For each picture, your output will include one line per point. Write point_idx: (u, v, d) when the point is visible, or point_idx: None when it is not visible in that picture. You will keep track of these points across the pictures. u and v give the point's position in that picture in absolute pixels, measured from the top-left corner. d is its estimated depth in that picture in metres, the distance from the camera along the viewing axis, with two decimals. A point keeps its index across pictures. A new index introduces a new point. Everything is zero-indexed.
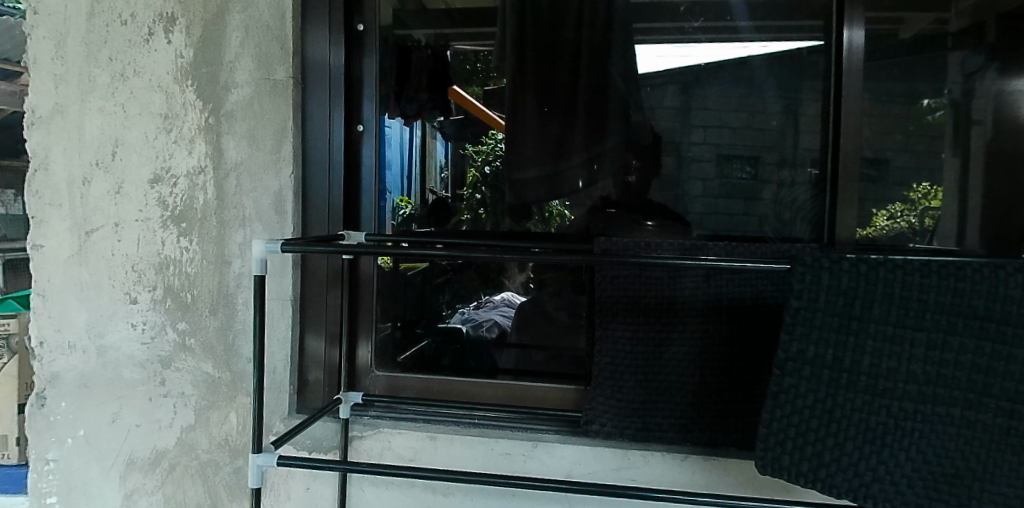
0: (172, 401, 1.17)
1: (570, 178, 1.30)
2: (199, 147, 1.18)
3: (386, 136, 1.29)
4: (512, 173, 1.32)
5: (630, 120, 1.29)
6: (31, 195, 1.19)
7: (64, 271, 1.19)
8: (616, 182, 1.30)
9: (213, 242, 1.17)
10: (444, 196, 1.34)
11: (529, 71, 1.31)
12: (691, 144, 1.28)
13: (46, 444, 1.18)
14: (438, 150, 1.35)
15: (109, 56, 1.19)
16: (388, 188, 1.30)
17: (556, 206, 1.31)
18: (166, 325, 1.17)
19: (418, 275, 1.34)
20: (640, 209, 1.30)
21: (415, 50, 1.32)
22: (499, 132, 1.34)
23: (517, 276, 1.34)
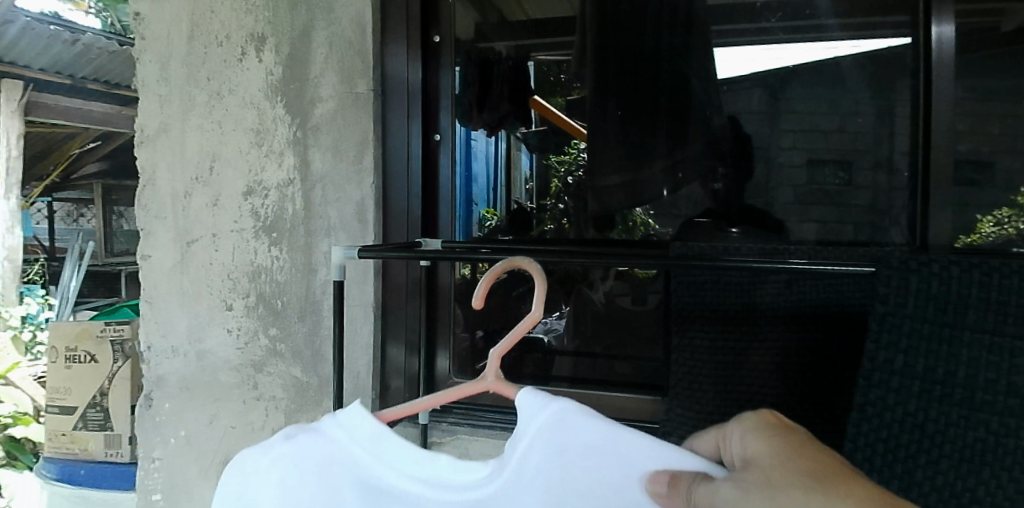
0: (265, 404, 1.22)
1: (651, 185, 1.24)
2: (288, 160, 1.23)
3: (472, 149, 1.32)
4: (593, 180, 1.27)
5: (710, 125, 1.22)
6: (140, 208, 1.28)
7: (168, 279, 1.27)
8: (701, 189, 1.23)
9: (301, 251, 1.22)
10: (528, 206, 1.31)
11: (608, 72, 1.25)
12: (780, 150, 1.21)
13: (152, 443, 1.26)
14: (522, 163, 1.31)
15: (207, 76, 1.26)
16: (473, 200, 1.32)
17: (640, 214, 1.26)
18: (259, 331, 1.22)
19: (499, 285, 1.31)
20: (726, 214, 1.22)
21: (497, 61, 1.32)
22: (581, 141, 1.28)
23: (600, 286, 1.27)
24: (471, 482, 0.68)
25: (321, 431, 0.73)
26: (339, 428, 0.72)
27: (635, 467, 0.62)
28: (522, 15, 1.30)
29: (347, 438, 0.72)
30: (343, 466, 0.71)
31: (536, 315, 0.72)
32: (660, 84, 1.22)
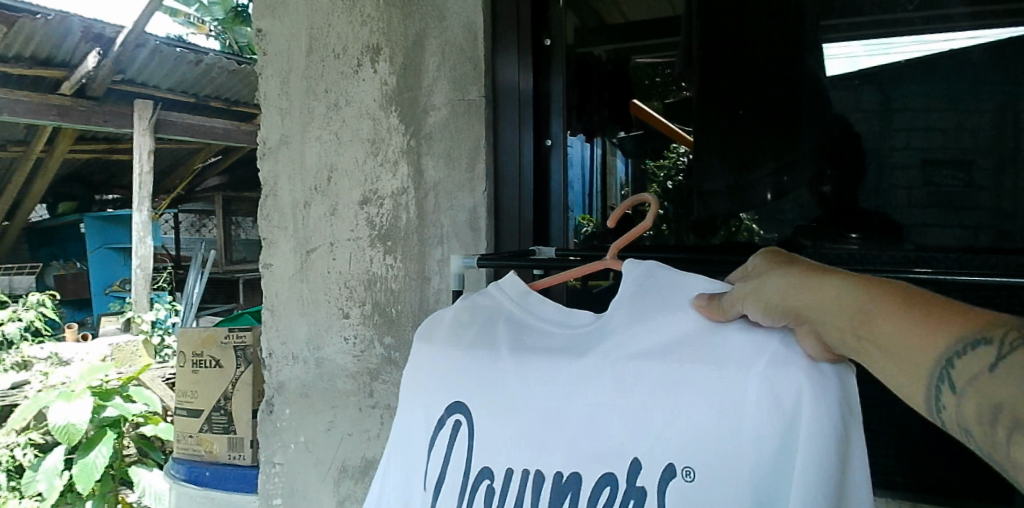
0: (379, 413, 1.22)
1: (759, 189, 1.12)
2: (403, 169, 1.23)
3: (571, 155, 1.26)
4: (694, 184, 1.18)
5: (825, 120, 1.08)
6: (263, 219, 1.33)
7: (289, 287, 1.30)
8: (809, 194, 1.09)
9: (415, 259, 1.22)
10: (625, 212, 1.24)
11: (715, 73, 1.14)
12: (893, 149, 1.04)
13: (273, 448, 1.29)
14: (617, 169, 1.24)
15: (325, 89, 1.29)
16: (570, 205, 1.25)
17: (743, 221, 1.14)
18: (374, 339, 1.23)
19: (604, 291, 1.26)
20: (842, 220, 1.07)
21: (597, 66, 1.25)
22: (682, 146, 1.19)
23: None
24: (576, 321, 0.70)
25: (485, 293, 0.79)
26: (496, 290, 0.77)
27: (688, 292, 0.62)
28: (621, 18, 1.22)
29: (506, 298, 0.77)
30: (496, 315, 0.76)
31: (647, 225, 0.70)
32: (773, 87, 1.10)
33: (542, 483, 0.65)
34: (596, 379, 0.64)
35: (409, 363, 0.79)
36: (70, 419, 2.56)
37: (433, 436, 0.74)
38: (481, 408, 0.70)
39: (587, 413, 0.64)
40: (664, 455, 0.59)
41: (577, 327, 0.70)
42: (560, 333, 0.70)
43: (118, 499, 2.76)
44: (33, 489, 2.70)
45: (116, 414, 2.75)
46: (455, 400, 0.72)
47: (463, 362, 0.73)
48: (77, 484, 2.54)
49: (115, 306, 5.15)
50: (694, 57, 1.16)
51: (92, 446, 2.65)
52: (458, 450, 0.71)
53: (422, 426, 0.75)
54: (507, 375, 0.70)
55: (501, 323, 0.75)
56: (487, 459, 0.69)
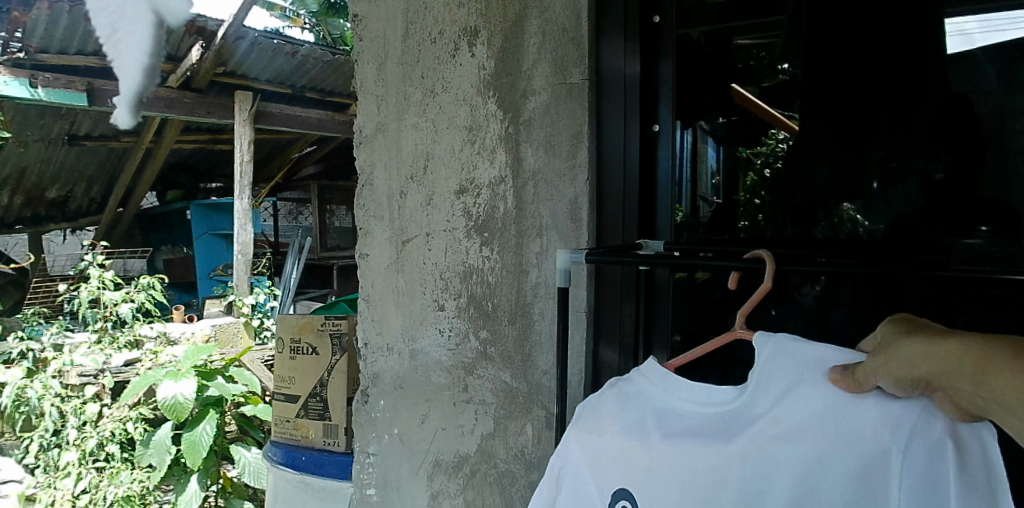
0: (474, 408, 1.19)
1: (863, 175, 1.04)
2: (501, 157, 1.18)
3: (678, 144, 1.16)
4: (792, 168, 1.10)
5: (949, 100, 0.97)
6: (359, 208, 1.32)
7: (383, 276, 1.28)
8: (921, 183, 1.00)
9: (512, 251, 1.17)
10: (715, 202, 1.16)
11: (834, 50, 1.03)
12: (1018, 133, 0.93)
13: (368, 438, 1.29)
14: (709, 156, 1.16)
15: (422, 74, 1.26)
16: (665, 197, 1.17)
17: (847, 211, 1.05)
18: (470, 333, 1.20)
19: (704, 286, 1.19)
20: (964, 212, 0.97)
21: (694, 48, 1.15)
22: (783, 132, 1.10)
23: (810, 291, 1.08)
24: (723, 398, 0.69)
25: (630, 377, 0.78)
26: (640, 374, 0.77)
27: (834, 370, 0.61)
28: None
29: (645, 381, 0.76)
30: (640, 399, 0.76)
31: (766, 286, 0.71)
32: (905, 62, 0.99)
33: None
34: (749, 461, 0.65)
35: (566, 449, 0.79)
36: (179, 396, 2.72)
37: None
38: (649, 482, 0.72)
39: (746, 495, 0.65)
40: None
41: (722, 404, 0.69)
42: (703, 410, 0.70)
43: (221, 474, 2.92)
44: (147, 460, 2.90)
45: (219, 393, 2.91)
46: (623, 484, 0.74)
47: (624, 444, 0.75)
48: (185, 459, 2.72)
49: (217, 289, 5.48)
50: (805, 33, 1.05)
51: (199, 422, 2.82)
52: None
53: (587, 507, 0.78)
54: (660, 458, 0.71)
55: (645, 408, 0.75)
56: None
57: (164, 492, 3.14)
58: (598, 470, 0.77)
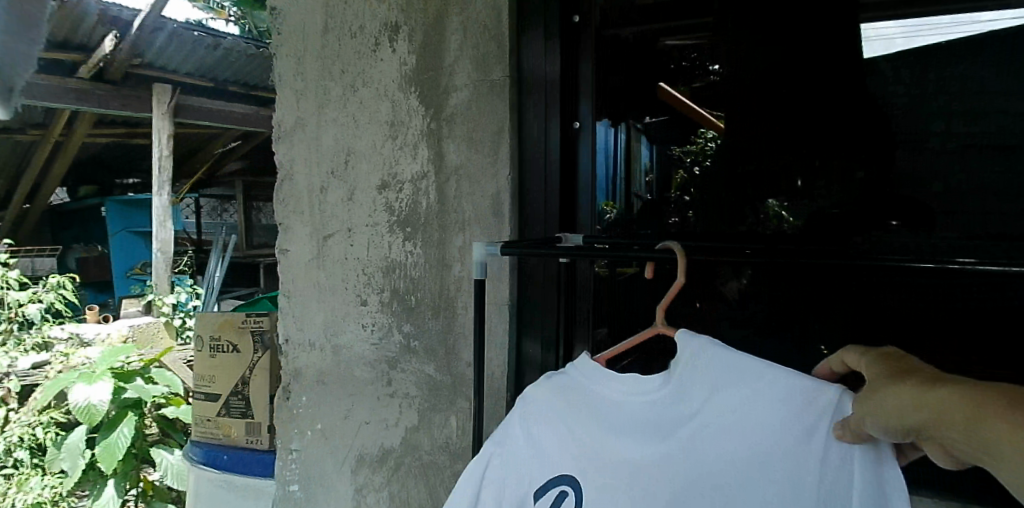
0: (399, 401, 1.20)
1: (788, 172, 1.05)
2: (422, 153, 1.19)
3: (598, 141, 1.19)
4: (719, 168, 1.11)
5: (863, 98, 0.99)
6: (280, 203, 1.30)
7: (305, 272, 1.27)
8: (842, 179, 1.01)
9: (435, 246, 1.18)
10: (648, 200, 1.17)
11: (755, 52, 1.07)
12: (930, 134, 0.94)
13: (290, 435, 1.28)
14: (642, 154, 1.17)
15: (341, 69, 1.25)
16: (596, 193, 1.19)
17: (772, 207, 1.06)
18: (393, 327, 1.20)
19: (628, 280, 1.20)
20: (884, 205, 0.97)
21: (620, 47, 1.18)
22: (711, 131, 1.12)
23: (733, 285, 1.09)
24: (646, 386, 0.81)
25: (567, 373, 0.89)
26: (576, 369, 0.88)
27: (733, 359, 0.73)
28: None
29: (581, 375, 0.88)
30: (577, 390, 0.87)
31: (679, 282, 0.75)
32: (819, 61, 1.03)
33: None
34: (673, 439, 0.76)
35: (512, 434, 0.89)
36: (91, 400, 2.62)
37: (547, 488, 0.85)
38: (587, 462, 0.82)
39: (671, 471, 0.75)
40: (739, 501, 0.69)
41: (646, 391, 0.80)
42: (637, 402, 0.81)
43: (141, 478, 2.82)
44: (58, 465, 2.82)
45: (136, 396, 2.79)
46: (563, 469, 0.84)
47: (566, 432, 0.85)
48: (100, 462, 2.62)
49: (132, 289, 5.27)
50: (728, 37, 1.10)
51: (116, 425, 2.73)
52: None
53: (521, 487, 0.86)
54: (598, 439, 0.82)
55: (581, 397, 0.86)
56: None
57: (79, 498, 3.01)
58: (537, 451, 0.87)
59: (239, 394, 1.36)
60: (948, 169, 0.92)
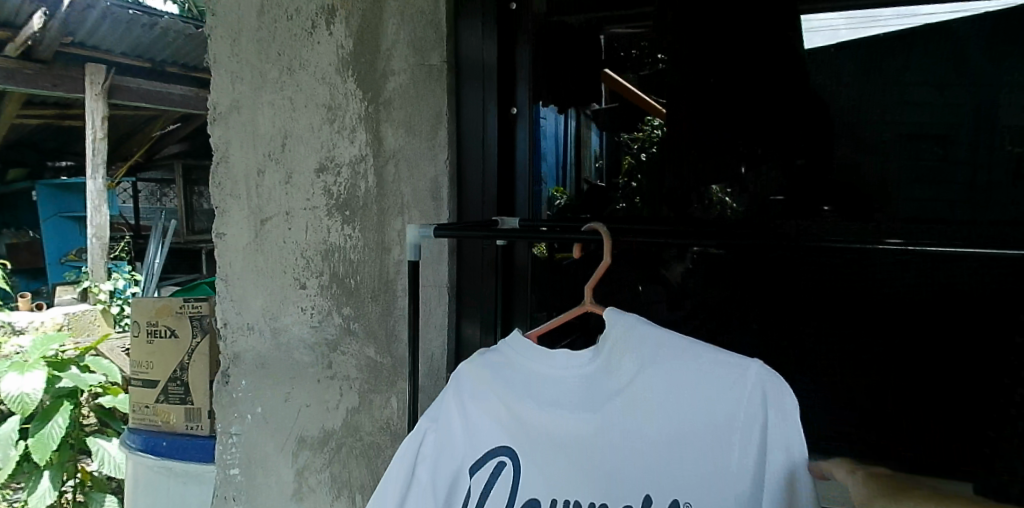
0: (339, 384, 1.21)
1: (731, 161, 1.13)
2: (360, 136, 1.19)
3: (542, 128, 1.23)
4: (663, 155, 1.19)
5: (802, 91, 1.08)
6: (214, 186, 1.28)
7: (242, 256, 1.27)
8: (780, 166, 1.10)
9: (374, 230, 1.19)
10: (598, 185, 1.23)
11: (697, 45, 1.15)
12: (867, 125, 1.04)
13: (230, 419, 1.27)
14: (592, 141, 1.23)
15: (278, 52, 1.24)
16: (545, 178, 1.24)
17: (715, 193, 1.15)
18: (333, 310, 1.21)
19: (574, 264, 1.25)
20: (817, 192, 1.08)
21: (567, 34, 1.22)
22: (656, 118, 1.19)
23: (676, 266, 1.20)
24: (580, 363, 0.82)
25: (499, 349, 0.89)
26: (507, 346, 0.87)
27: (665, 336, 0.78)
28: None
29: (511, 350, 0.87)
30: (508, 367, 0.86)
31: (606, 262, 0.75)
32: (756, 57, 1.12)
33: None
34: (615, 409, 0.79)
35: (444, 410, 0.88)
36: (23, 390, 2.53)
37: (481, 461, 0.87)
38: (526, 436, 0.85)
39: (617, 443, 0.79)
40: (675, 474, 0.76)
41: (580, 368, 0.82)
42: (569, 377, 0.83)
43: (78, 468, 2.76)
44: None
45: (73, 385, 2.72)
46: (499, 442, 0.86)
47: (502, 406, 0.86)
48: (32, 454, 2.52)
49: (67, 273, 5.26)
50: (671, 30, 1.16)
51: (48, 417, 2.64)
52: (503, 483, 0.86)
53: (455, 463, 0.87)
54: (536, 414, 0.84)
55: (513, 373, 0.86)
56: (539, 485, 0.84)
57: (12, 491, 2.92)
58: (471, 425, 0.88)
59: (177, 379, 1.35)
60: (877, 160, 1.03)
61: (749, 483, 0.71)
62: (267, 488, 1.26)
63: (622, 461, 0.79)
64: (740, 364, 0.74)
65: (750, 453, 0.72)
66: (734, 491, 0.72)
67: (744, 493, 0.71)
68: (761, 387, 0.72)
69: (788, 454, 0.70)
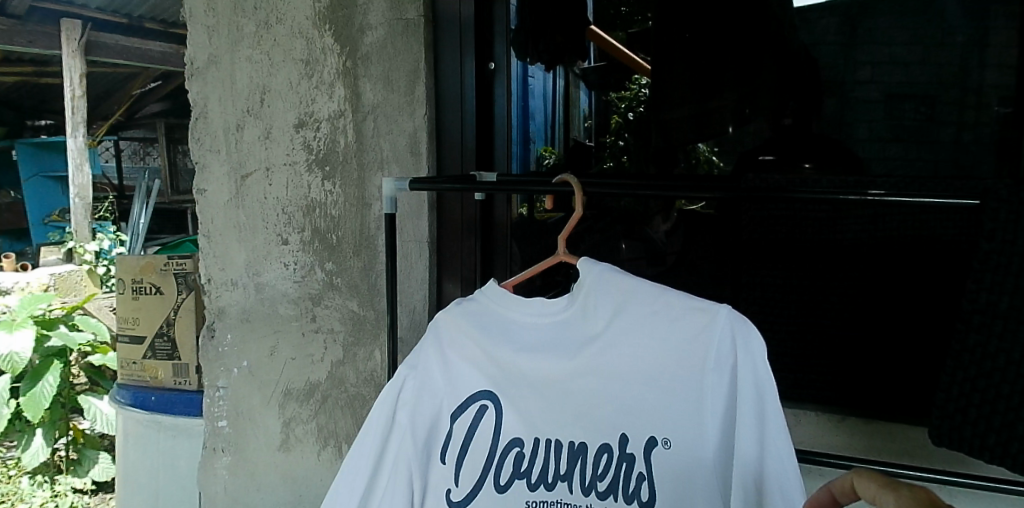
0: (324, 337, 1.24)
1: (718, 120, 1.18)
2: (339, 91, 1.20)
3: (531, 86, 1.28)
4: (648, 114, 1.25)
5: (788, 51, 1.12)
6: (194, 142, 1.28)
7: (224, 212, 1.27)
8: (769, 123, 1.15)
9: (355, 185, 1.20)
10: (586, 143, 1.31)
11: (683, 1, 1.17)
12: (855, 84, 1.08)
13: (216, 372, 1.29)
14: (581, 101, 1.31)
15: (254, 5, 1.23)
16: (535, 137, 1.31)
17: (703, 152, 1.20)
18: (315, 265, 1.23)
19: (556, 222, 1.30)
20: (800, 149, 1.12)
21: None
22: (643, 77, 1.27)
23: (660, 226, 1.28)
24: (554, 311, 0.85)
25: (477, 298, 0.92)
26: (485, 295, 0.91)
27: (637, 286, 0.79)
28: None
29: (488, 299, 0.91)
30: (486, 314, 0.90)
31: (578, 213, 0.77)
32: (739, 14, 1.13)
33: (561, 449, 0.84)
34: (591, 355, 0.82)
35: (426, 355, 0.93)
36: (13, 349, 2.56)
37: (461, 406, 0.91)
38: (506, 382, 0.88)
39: (593, 389, 0.82)
40: (648, 419, 0.79)
41: (555, 315, 0.85)
42: (544, 323, 0.86)
43: (69, 426, 2.80)
44: None
45: (62, 344, 2.80)
46: (478, 386, 0.90)
47: (480, 352, 0.90)
48: (25, 413, 2.56)
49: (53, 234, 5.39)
50: None
51: (39, 377, 2.67)
52: (485, 428, 0.89)
53: (437, 405, 0.92)
54: (514, 360, 0.88)
55: (491, 320, 0.90)
56: (518, 431, 0.87)
57: (5, 449, 2.96)
58: (452, 371, 0.92)
59: (163, 335, 1.36)
60: (862, 117, 1.08)
61: (721, 418, 0.74)
62: (255, 440, 1.29)
63: (598, 398, 0.82)
64: (707, 308, 0.74)
65: (720, 392, 0.73)
66: (707, 426, 0.74)
67: (717, 426, 0.74)
68: (729, 330, 0.73)
69: (759, 391, 0.71)
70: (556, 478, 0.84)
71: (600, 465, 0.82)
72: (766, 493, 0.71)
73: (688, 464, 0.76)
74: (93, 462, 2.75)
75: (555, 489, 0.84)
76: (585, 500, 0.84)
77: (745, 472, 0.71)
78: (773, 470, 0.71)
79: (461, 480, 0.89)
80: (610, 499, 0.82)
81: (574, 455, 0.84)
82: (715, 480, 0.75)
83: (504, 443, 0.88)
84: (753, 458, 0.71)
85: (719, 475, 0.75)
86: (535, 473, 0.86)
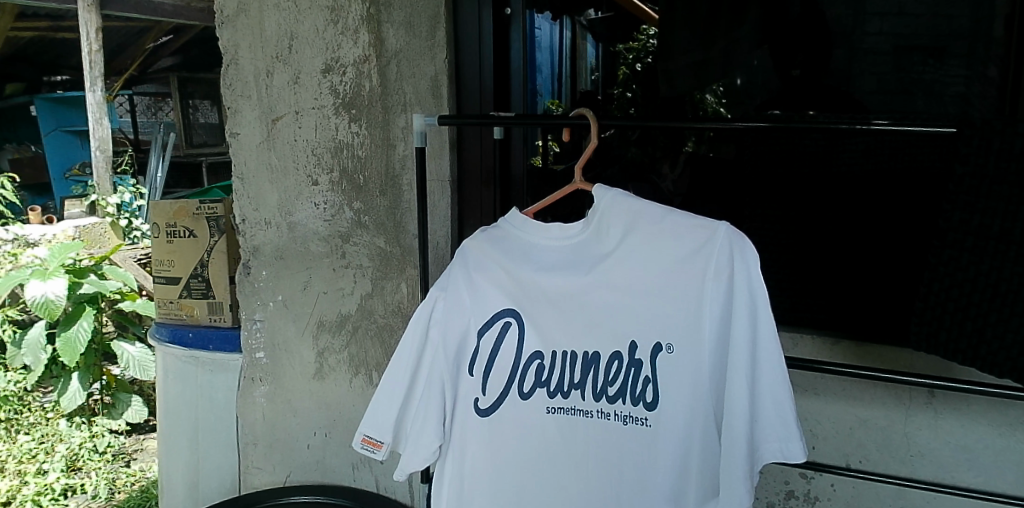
0: (353, 272, 1.32)
1: (721, 64, 1.29)
2: (363, 37, 1.23)
3: (538, 38, 1.34)
4: (661, 64, 1.33)
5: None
6: (225, 87, 1.33)
7: (256, 155, 1.34)
8: (777, 74, 1.25)
9: (379, 127, 1.26)
10: (594, 93, 1.38)
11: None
12: (865, 35, 1.17)
13: (252, 305, 1.37)
14: (588, 53, 1.37)
15: None
16: (541, 90, 1.37)
17: (711, 101, 1.31)
18: (344, 205, 1.30)
19: (564, 169, 1.38)
20: (802, 100, 1.24)
21: None
22: (651, 27, 1.33)
23: (670, 175, 1.37)
24: (573, 233, 0.89)
25: (499, 227, 0.95)
26: (508, 223, 0.94)
27: (646, 208, 0.84)
28: None
29: (511, 226, 0.94)
30: (508, 240, 0.93)
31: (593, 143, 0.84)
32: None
33: (576, 359, 0.89)
34: (604, 273, 0.87)
35: (449, 281, 0.95)
36: (47, 295, 2.76)
37: (482, 328, 0.94)
38: (522, 303, 0.92)
39: (607, 304, 0.87)
40: (657, 330, 0.84)
41: (573, 238, 0.89)
42: (563, 245, 0.90)
43: (102, 371, 2.95)
44: (20, 361, 2.94)
45: (92, 291, 2.95)
46: (500, 305, 0.93)
47: (502, 273, 0.93)
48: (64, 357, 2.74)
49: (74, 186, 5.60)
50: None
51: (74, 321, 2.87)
52: (505, 345, 0.93)
53: (459, 327, 0.94)
54: (533, 282, 0.91)
55: (513, 245, 0.93)
56: (537, 345, 0.91)
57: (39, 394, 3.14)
58: (474, 293, 0.94)
59: (197, 273, 1.44)
60: (868, 66, 1.17)
61: (718, 325, 0.81)
62: (291, 369, 1.38)
63: (612, 310, 0.87)
64: (706, 224, 0.81)
65: (718, 299, 0.80)
66: (706, 330, 0.81)
67: (713, 331, 0.81)
68: (729, 245, 0.79)
69: (752, 299, 0.79)
70: (571, 386, 0.89)
71: (611, 371, 0.87)
72: (756, 381, 0.81)
73: (689, 365, 0.83)
74: (127, 404, 2.93)
75: (569, 397, 0.90)
76: (596, 405, 0.88)
77: (742, 366, 0.80)
78: (763, 363, 0.81)
79: (487, 389, 0.94)
80: (620, 403, 0.87)
81: (587, 365, 0.88)
82: (711, 377, 0.82)
83: (525, 357, 0.92)
84: (746, 355, 0.80)
85: (718, 374, 0.82)
86: (554, 381, 0.90)
